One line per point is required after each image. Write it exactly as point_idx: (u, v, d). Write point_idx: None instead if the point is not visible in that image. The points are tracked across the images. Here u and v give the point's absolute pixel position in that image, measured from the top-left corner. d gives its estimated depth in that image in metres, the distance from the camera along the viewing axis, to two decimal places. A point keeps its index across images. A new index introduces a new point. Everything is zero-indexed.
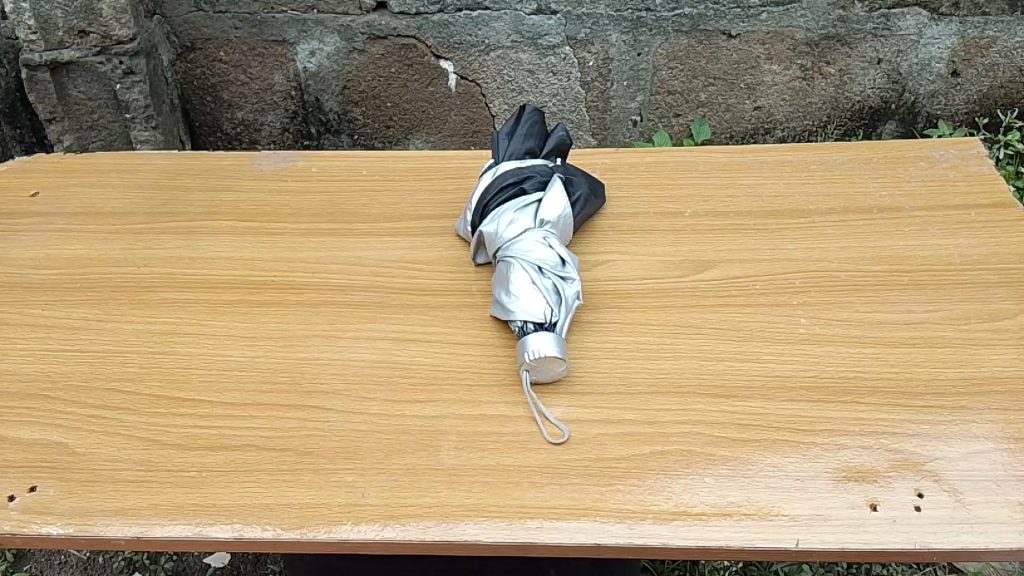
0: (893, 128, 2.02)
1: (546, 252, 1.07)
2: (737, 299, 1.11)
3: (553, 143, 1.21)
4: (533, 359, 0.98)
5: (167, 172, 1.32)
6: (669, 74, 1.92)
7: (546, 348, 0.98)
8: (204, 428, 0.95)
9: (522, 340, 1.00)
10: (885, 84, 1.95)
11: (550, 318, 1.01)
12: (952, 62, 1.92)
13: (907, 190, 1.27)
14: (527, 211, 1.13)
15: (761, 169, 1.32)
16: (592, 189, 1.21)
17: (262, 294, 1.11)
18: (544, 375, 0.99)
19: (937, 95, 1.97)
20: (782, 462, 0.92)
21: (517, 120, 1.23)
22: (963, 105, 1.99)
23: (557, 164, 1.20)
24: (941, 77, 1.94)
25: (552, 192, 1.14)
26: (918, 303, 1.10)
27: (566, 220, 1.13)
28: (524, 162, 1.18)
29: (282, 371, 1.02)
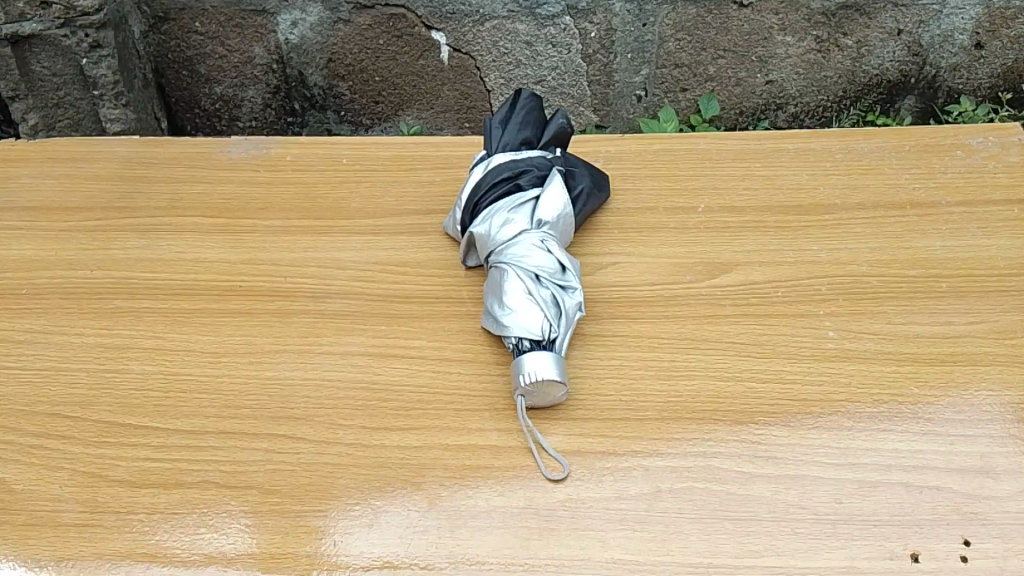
0: (912, 103, 1.83)
1: (544, 257, 0.95)
2: (757, 309, 1.00)
3: (553, 130, 1.08)
4: (529, 382, 0.87)
5: (123, 160, 1.20)
6: (676, 47, 1.74)
7: (545, 369, 0.87)
8: (159, 461, 0.85)
9: (517, 360, 0.89)
10: (905, 56, 1.77)
11: (548, 336, 0.90)
12: (976, 33, 1.74)
13: (943, 182, 1.15)
14: (523, 209, 1.01)
15: (782, 158, 1.19)
16: (596, 181, 1.09)
17: (227, 303, 1.00)
18: (541, 399, 0.88)
19: (959, 69, 1.79)
20: (812, 504, 0.82)
21: (512, 105, 1.10)
22: (986, 80, 1.81)
23: (558, 155, 1.08)
24: (964, 49, 1.76)
25: (552, 188, 1.02)
26: (958, 313, 0.99)
27: (567, 220, 1.02)
28: (520, 154, 1.06)
29: (248, 393, 0.91)
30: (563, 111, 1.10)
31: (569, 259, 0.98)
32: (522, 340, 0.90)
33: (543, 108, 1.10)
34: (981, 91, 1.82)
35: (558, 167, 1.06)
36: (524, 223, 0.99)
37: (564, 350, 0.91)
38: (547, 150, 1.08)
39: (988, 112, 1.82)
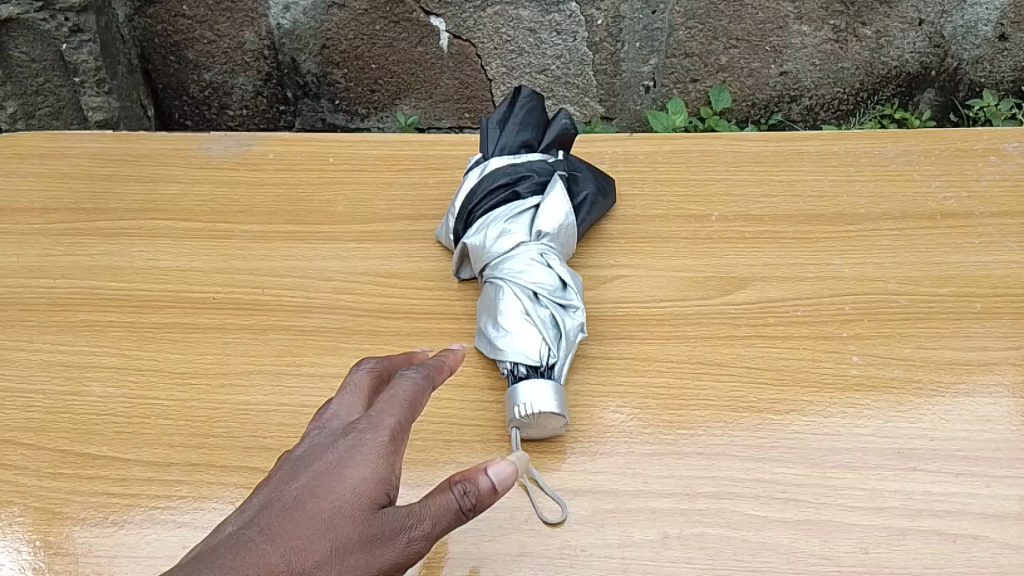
0: (932, 98, 1.53)
1: (543, 273, 0.87)
2: (775, 330, 0.92)
3: (555, 133, 1.00)
4: (528, 416, 0.79)
5: (94, 156, 1.11)
6: (687, 36, 1.46)
7: (544, 402, 0.78)
8: (118, 497, 0.78)
9: (512, 388, 0.81)
10: (925, 48, 1.46)
11: (545, 361, 0.82)
12: (1001, 24, 1.43)
13: (976, 191, 1.06)
14: (521, 219, 0.92)
15: (803, 161, 1.11)
16: (603, 185, 1.00)
17: (198, 318, 0.92)
18: (539, 429, 0.81)
19: (983, 62, 1.48)
20: (834, 554, 0.75)
21: (510, 105, 1.01)
22: (1011, 73, 1.49)
23: (561, 160, 0.99)
24: (987, 41, 1.46)
25: (554, 195, 0.94)
26: (994, 337, 0.91)
27: (570, 230, 0.93)
28: (519, 159, 0.97)
29: (218, 420, 0.83)
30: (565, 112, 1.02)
31: (571, 274, 0.90)
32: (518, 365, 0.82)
33: (544, 107, 1.02)
34: (1007, 86, 1.51)
35: (560, 172, 0.97)
36: (522, 234, 0.91)
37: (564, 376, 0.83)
38: (548, 154, 0.99)
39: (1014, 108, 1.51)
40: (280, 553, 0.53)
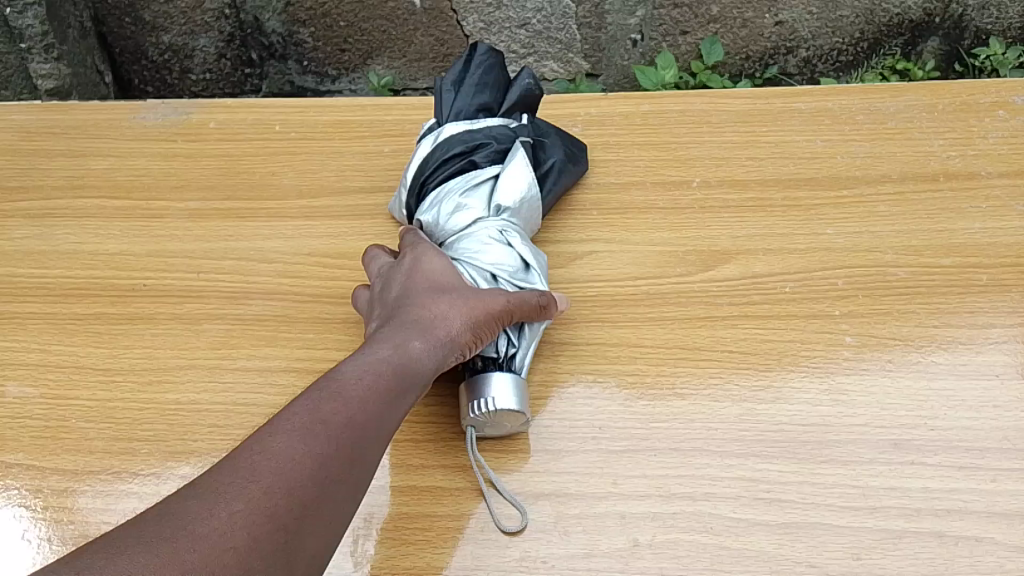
0: (935, 47, 1.42)
1: (503, 253, 0.79)
2: (759, 309, 0.83)
3: (517, 95, 0.90)
4: (485, 411, 0.71)
5: (19, 129, 1.02)
6: None
7: (505, 398, 0.71)
8: (33, 510, 0.71)
9: (467, 383, 0.73)
10: None
11: (501, 351, 0.74)
12: None
13: (982, 148, 0.97)
14: (477, 192, 0.84)
15: (793, 119, 1.01)
16: (572, 150, 0.91)
17: (127, 308, 0.84)
18: (496, 428, 0.74)
19: (990, 7, 1.37)
20: (822, 562, 0.68)
21: (465, 64, 0.91)
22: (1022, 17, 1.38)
23: (523, 124, 0.90)
24: None
25: (514, 165, 0.85)
26: (1001, 313, 0.83)
27: (533, 203, 0.84)
28: (475, 125, 0.88)
29: (145, 421, 0.76)
30: (528, 71, 0.92)
31: (533, 253, 0.81)
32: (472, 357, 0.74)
33: (503, 64, 0.91)
34: (1015, 32, 1.40)
35: (522, 138, 0.88)
36: (478, 211, 0.83)
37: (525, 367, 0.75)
38: (509, 118, 0.90)
39: None
40: (422, 310, 0.69)
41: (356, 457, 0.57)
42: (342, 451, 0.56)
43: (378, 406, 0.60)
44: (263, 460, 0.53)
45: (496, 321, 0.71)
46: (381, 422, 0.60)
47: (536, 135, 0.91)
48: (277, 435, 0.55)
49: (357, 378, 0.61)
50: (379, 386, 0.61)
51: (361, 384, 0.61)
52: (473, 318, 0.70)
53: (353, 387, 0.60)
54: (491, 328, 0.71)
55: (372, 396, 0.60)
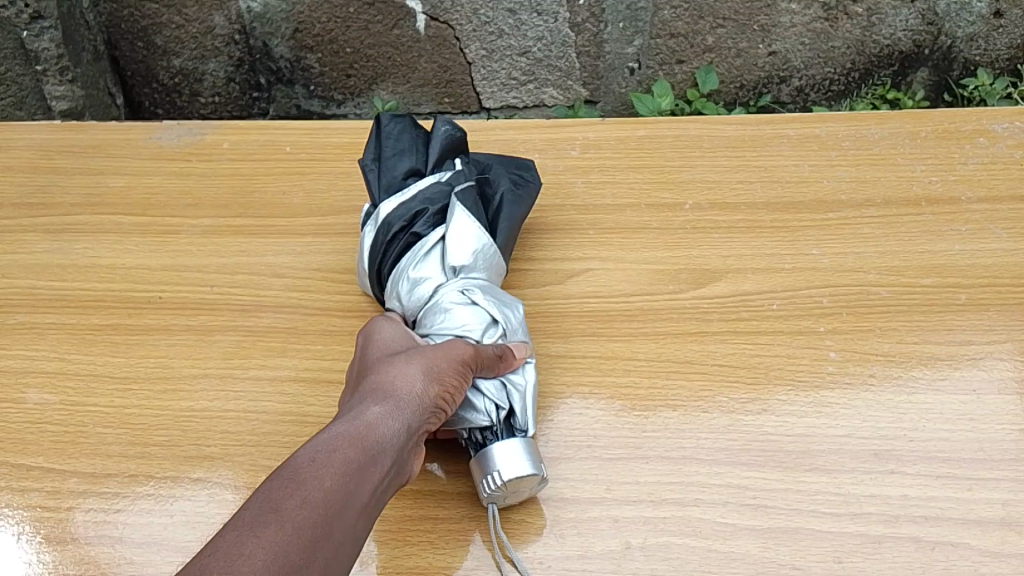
0: (925, 78, 1.47)
1: (471, 314, 0.78)
2: (748, 325, 0.87)
3: (439, 148, 0.91)
4: (503, 484, 0.70)
5: (39, 148, 1.07)
6: (672, 14, 1.39)
7: (517, 463, 0.70)
8: (51, 511, 0.74)
9: (478, 459, 0.72)
10: (918, 26, 1.41)
11: (494, 418, 0.73)
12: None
13: (962, 174, 1.02)
14: (429, 260, 0.83)
15: (782, 145, 1.06)
16: (517, 173, 0.91)
17: (144, 319, 0.87)
18: (517, 496, 0.73)
19: (977, 40, 1.42)
20: (805, 564, 0.71)
21: (376, 142, 0.92)
22: (1005, 51, 1.43)
23: (457, 171, 0.90)
24: (981, 19, 1.40)
25: (455, 221, 0.85)
26: (979, 330, 0.87)
27: (487, 250, 0.84)
28: (411, 194, 0.87)
29: (159, 427, 0.79)
30: (441, 122, 0.93)
31: (499, 303, 0.80)
32: (462, 428, 0.74)
33: (414, 126, 0.92)
34: (1003, 65, 1.45)
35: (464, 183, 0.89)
36: (433, 279, 0.82)
37: (530, 421, 0.74)
38: (442, 172, 0.90)
39: (1010, 87, 1.45)
40: (382, 372, 0.68)
41: (317, 541, 0.52)
42: (315, 514, 0.53)
43: (347, 467, 0.58)
44: (234, 538, 0.50)
45: (460, 369, 0.70)
46: (354, 486, 0.57)
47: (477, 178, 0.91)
48: (226, 534, 0.50)
49: (311, 458, 0.57)
50: (345, 448, 0.59)
51: (317, 461, 0.57)
52: (435, 368, 0.68)
53: (309, 468, 0.56)
54: (457, 378, 0.69)
55: (330, 472, 0.56)
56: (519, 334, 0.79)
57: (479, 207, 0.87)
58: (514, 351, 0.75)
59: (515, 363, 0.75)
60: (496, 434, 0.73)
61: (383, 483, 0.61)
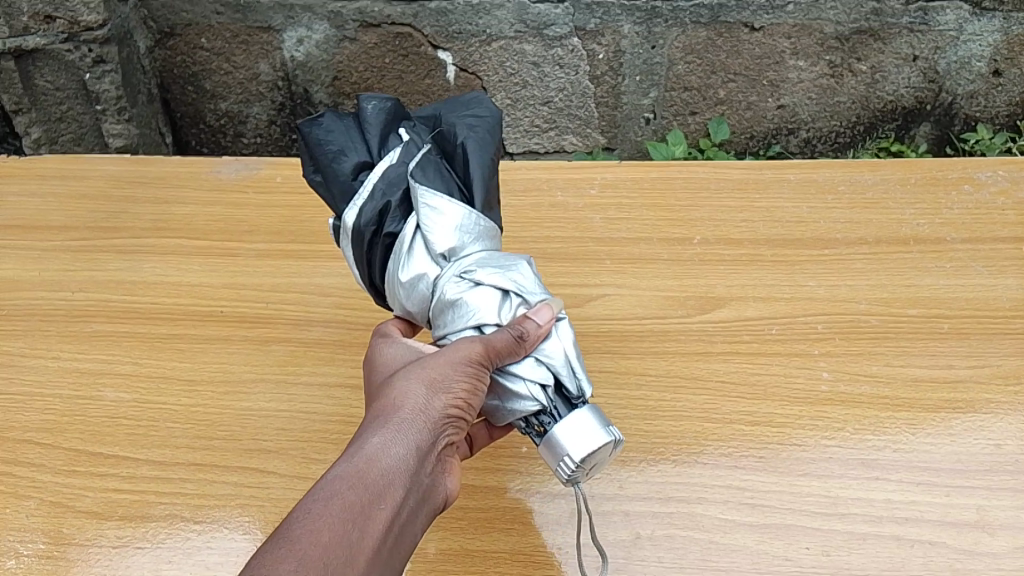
0: (928, 131, 1.63)
1: (477, 296, 0.76)
2: (749, 346, 0.97)
3: (377, 130, 0.85)
4: (580, 463, 0.69)
5: (112, 177, 1.19)
6: (685, 69, 1.56)
7: (589, 438, 0.70)
8: (125, 493, 0.83)
9: (547, 447, 0.72)
10: (920, 83, 1.56)
11: (542, 399, 0.73)
12: (994, 61, 1.54)
13: (948, 217, 1.12)
14: (416, 257, 0.79)
15: (783, 188, 1.17)
16: (469, 115, 0.86)
17: (207, 329, 0.98)
18: (596, 467, 0.72)
19: (978, 96, 1.58)
20: (795, 556, 0.79)
21: (308, 151, 0.84)
22: (1004, 107, 1.60)
23: (406, 142, 0.85)
24: (981, 77, 1.56)
25: (423, 207, 0.80)
26: (960, 357, 0.95)
27: (472, 218, 0.81)
28: (370, 191, 0.82)
29: (221, 424, 0.89)
30: (364, 102, 0.86)
31: (499, 270, 0.78)
32: (518, 416, 0.75)
33: (342, 118, 0.85)
34: (1001, 120, 1.61)
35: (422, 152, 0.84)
36: (425, 277, 0.79)
37: (581, 385, 0.75)
38: (391, 151, 0.84)
39: (1008, 142, 1.61)
40: (388, 398, 0.71)
41: None
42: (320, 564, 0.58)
43: (346, 511, 0.62)
44: None
45: (467, 370, 0.70)
46: (357, 528, 0.62)
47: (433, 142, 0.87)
48: None
49: (315, 508, 0.61)
50: (346, 491, 0.63)
51: (320, 511, 0.61)
52: (438, 384, 0.71)
53: (310, 520, 0.61)
54: (468, 383, 0.71)
55: (331, 520, 0.61)
56: (529, 291, 0.77)
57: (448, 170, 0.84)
58: (529, 323, 0.73)
59: (538, 334, 0.73)
60: (552, 414, 0.73)
61: (395, 511, 0.65)
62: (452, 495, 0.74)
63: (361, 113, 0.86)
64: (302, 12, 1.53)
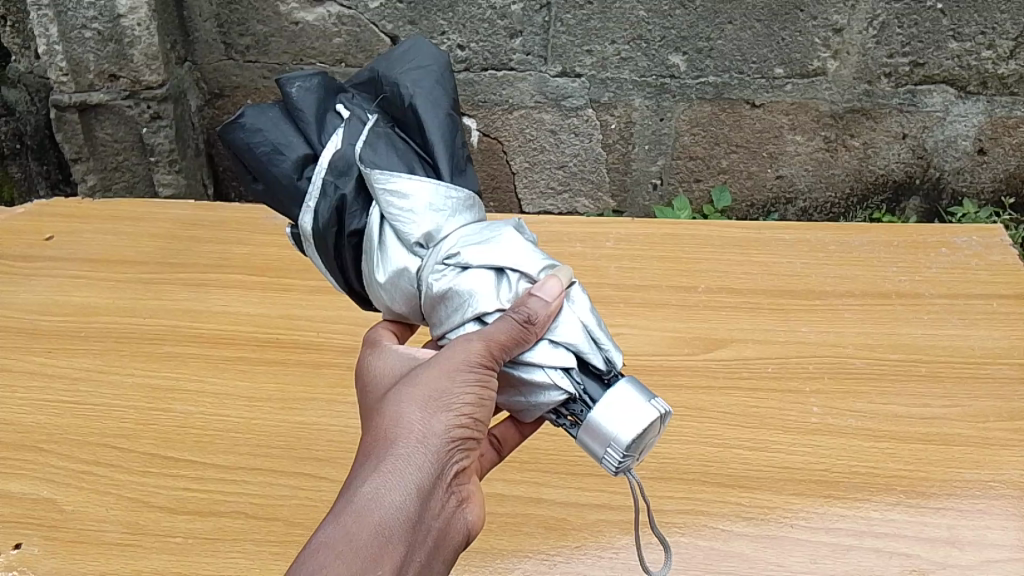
0: (918, 204, 1.77)
1: (463, 276, 0.76)
2: (748, 381, 1.09)
3: (313, 117, 0.86)
4: (629, 447, 0.68)
5: (177, 221, 1.36)
6: (691, 140, 1.71)
7: (631, 420, 0.69)
8: (195, 491, 0.94)
9: (589, 442, 0.71)
10: (910, 159, 1.71)
11: (569, 387, 0.72)
12: (979, 140, 1.69)
13: (927, 276, 1.26)
14: (400, 250, 0.80)
15: (777, 247, 1.32)
16: (410, 75, 0.88)
17: (265, 353, 1.10)
18: (643, 447, 0.71)
19: (964, 172, 1.73)
20: (789, 563, 0.88)
21: (244, 155, 0.86)
22: (988, 183, 1.74)
23: (347, 120, 0.86)
24: (967, 154, 1.70)
25: (394, 196, 0.81)
26: (936, 397, 1.07)
27: (444, 195, 0.82)
28: (321, 186, 0.83)
29: (280, 435, 1.00)
30: (288, 89, 0.86)
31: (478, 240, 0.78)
32: (547, 409, 0.75)
33: (271, 113, 0.86)
34: (986, 195, 1.76)
35: (372, 128, 0.86)
36: (406, 270, 0.80)
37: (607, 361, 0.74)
38: (332, 134, 0.85)
39: (993, 214, 1.74)
40: (383, 429, 0.70)
41: None
42: None
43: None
44: None
45: (469, 376, 0.70)
46: None
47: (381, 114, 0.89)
48: None
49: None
50: (335, 558, 0.62)
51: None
52: (437, 410, 0.70)
53: None
54: (470, 401, 0.70)
55: None
56: (526, 262, 0.76)
57: (414, 136, 0.87)
58: (534, 301, 0.72)
59: (548, 312, 0.72)
60: (583, 401, 0.72)
61: (399, 559, 0.65)
62: (477, 526, 0.72)
63: (287, 100, 0.86)
64: (345, 80, 1.70)
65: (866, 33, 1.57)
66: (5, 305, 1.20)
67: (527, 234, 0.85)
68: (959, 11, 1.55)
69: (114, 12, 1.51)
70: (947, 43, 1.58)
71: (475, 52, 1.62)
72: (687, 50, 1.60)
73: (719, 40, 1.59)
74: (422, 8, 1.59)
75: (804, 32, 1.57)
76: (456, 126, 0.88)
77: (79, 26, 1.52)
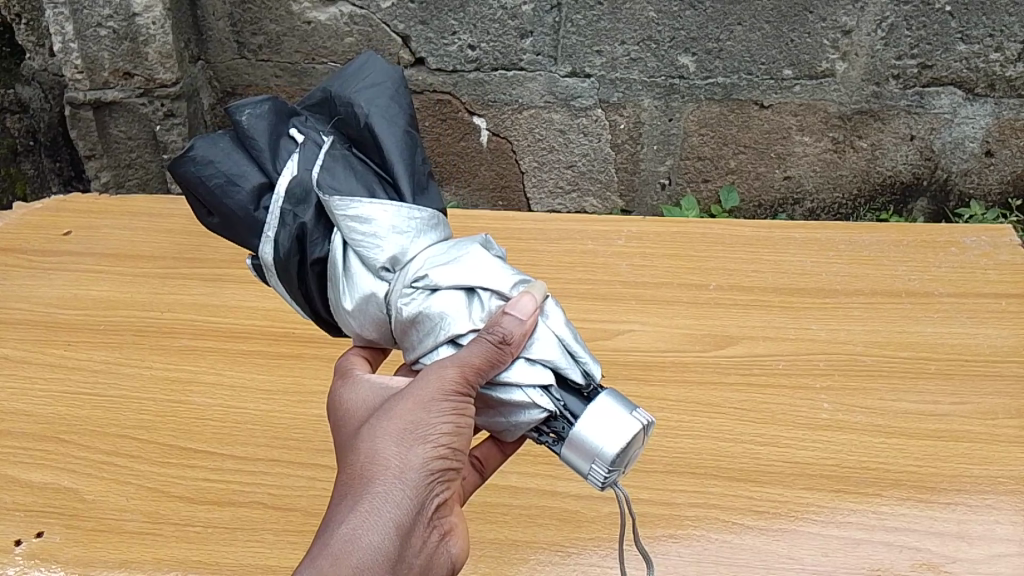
0: (925, 206, 1.78)
1: (425, 302, 0.75)
2: (759, 378, 1.10)
3: (267, 144, 0.83)
4: (616, 462, 0.68)
5: (193, 217, 1.38)
6: (699, 141, 1.72)
7: (615, 435, 0.68)
8: (214, 481, 0.95)
9: (576, 460, 0.70)
10: (917, 161, 1.72)
11: (548, 405, 0.72)
12: (986, 142, 1.70)
13: (935, 274, 1.27)
14: (369, 274, 0.79)
15: (787, 245, 1.33)
16: (364, 95, 0.88)
17: (281, 347, 1.12)
18: (628, 460, 0.71)
19: (971, 174, 1.74)
20: (799, 556, 0.89)
21: (195, 189, 0.83)
22: (996, 185, 1.75)
23: (301, 144, 0.84)
24: (974, 156, 1.71)
25: (357, 220, 0.79)
26: (945, 394, 1.08)
27: (408, 215, 0.81)
28: (279, 216, 0.81)
29: (297, 427, 1.01)
30: (237, 117, 0.83)
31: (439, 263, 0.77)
32: (529, 427, 0.74)
33: (221, 143, 0.83)
34: (993, 197, 1.76)
35: (330, 149, 0.85)
36: (374, 296, 0.78)
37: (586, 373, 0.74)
38: (288, 160, 0.83)
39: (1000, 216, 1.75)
40: (359, 464, 0.69)
41: None
42: None
43: None
44: None
45: (444, 406, 0.69)
46: None
47: (336, 135, 0.88)
48: None
49: None
50: None
51: None
52: (415, 443, 0.69)
53: None
54: (447, 432, 0.70)
55: None
56: (493, 280, 0.75)
57: (373, 156, 0.87)
58: (509, 320, 0.71)
59: (523, 331, 0.71)
60: (564, 417, 0.72)
61: None
62: (460, 555, 0.72)
63: (237, 128, 0.83)
64: None
65: (874, 35, 1.58)
66: (23, 299, 1.21)
67: (494, 249, 0.84)
68: (967, 14, 1.56)
69: (129, 10, 1.52)
70: (955, 45, 1.59)
71: (486, 52, 1.64)
72: (696, 51, 1.62)
73: (728, 41, 1.60)
74: (434, 8, 1.60)
75: (813, 33, 1.58)
76: (415, 142, 0.88)
77: (94, 25, 1.54)
